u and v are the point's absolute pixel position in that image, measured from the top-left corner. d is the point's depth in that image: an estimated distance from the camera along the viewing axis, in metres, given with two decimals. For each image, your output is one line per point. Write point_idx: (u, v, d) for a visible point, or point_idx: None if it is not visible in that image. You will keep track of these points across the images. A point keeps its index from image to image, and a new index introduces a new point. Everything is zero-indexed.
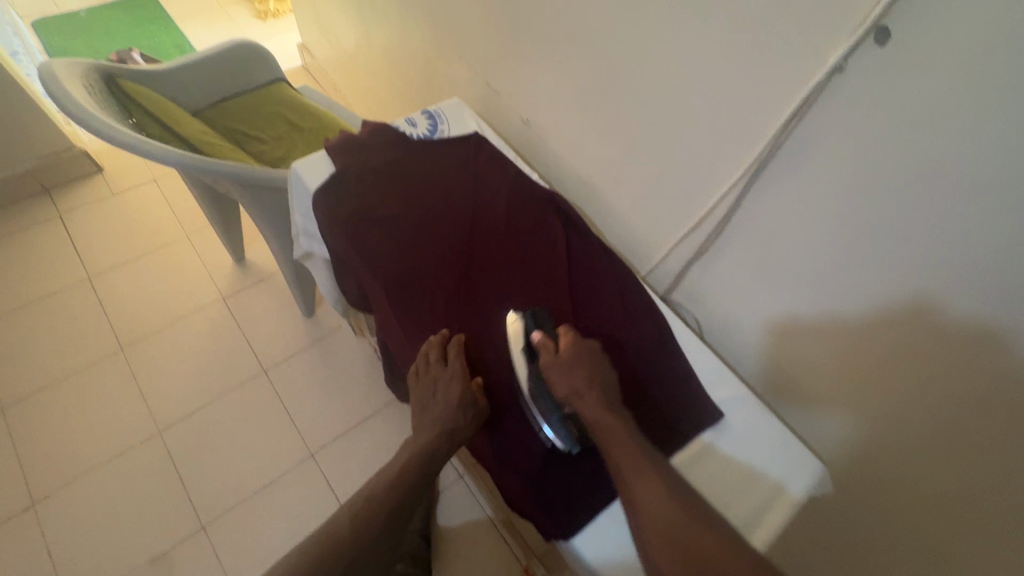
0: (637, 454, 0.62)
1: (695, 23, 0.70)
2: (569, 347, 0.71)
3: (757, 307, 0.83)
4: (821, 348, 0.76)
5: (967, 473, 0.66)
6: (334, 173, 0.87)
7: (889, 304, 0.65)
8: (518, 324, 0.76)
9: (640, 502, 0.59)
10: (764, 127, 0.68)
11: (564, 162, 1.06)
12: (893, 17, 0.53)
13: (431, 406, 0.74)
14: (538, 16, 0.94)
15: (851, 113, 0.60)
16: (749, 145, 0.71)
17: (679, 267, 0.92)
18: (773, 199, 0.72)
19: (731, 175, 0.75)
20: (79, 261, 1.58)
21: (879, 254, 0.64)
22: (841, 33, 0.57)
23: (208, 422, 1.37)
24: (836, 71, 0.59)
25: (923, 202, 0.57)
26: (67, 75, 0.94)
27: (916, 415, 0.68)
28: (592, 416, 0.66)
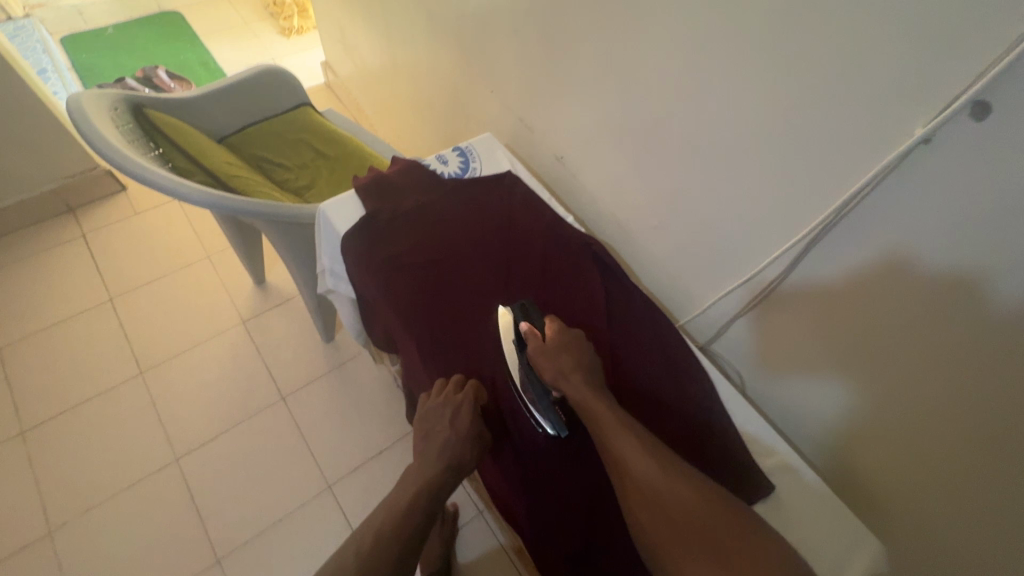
0: (613, 422, 0.61)
1: (748, 75, 0.67)
2: (555, 334, 0.72)
3: (798, 354, 0.80)
4: (839, 368, 0.74)
5: (994, 492, 0.62)
6: (364, 215, 0.85)
7: (864, 264, 0.65)
8: (508, 317, 0.76)
9: (620, 463, 0.58)
10: (833, 188, 0.64)
11: (597, 200, 1.03)
12: (995, 92, 0.48)
13: (436, 434, 0.68)
14: (576, 54, 0.91)
15: (930, 180, 0.55)
16: (815, 205, 0.67)
17: (722, 318, 0.89)
18: (832, 257, 0.69)
19: (798, 228, 0.71)
20: (101, 282, 1.58)
21: (899, 253, 0.61)
22: (933, 106, 0.53)
23: (225, 450, 1.35)
24: (921, 143, 0.55)
25: (923, 170, 0.56)
26: (96, 109, 0.93)
27: (934, 426, 0.65)
28: (576, 396, 0.65)
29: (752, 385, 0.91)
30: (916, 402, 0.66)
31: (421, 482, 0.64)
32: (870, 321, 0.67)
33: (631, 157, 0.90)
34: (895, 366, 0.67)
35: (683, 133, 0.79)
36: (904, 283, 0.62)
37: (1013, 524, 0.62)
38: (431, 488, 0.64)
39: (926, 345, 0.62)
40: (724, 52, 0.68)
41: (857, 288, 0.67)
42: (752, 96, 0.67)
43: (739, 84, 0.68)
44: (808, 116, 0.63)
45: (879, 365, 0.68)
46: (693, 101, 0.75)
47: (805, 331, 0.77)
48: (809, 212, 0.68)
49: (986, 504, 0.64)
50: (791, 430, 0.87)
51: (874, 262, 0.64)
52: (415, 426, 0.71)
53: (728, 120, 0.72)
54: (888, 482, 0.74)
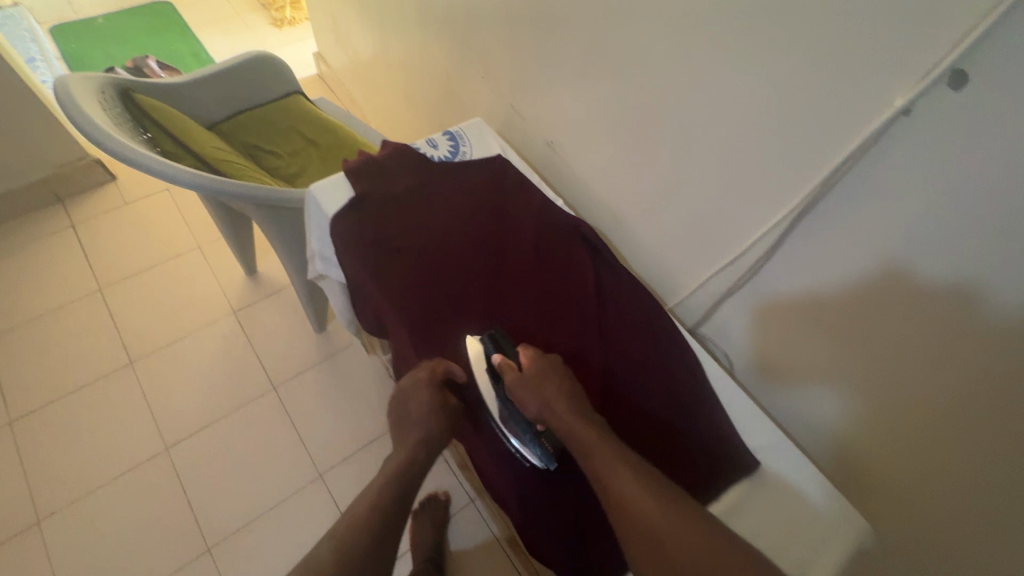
0: (606, 457, 0.60)
1: (736, 55, 0.67)
2: (531, 363, 0.69)
3: (783, 334, 0.80)
4: (836, 364, 0.74)
5: (973, 468, 0.63)
6: (354, 197, 0.84)
7: (860, 276, 0.66)
8: (478, 347, 0.73)
9: (618, 502, 0.57)
10: (816, 165, 0.65)
11: (587, 186, 1.03)
12: (971, 61, 0.49)
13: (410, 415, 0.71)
14: (565, 38, 0.91)
15: (911, 154, 0.56)
16: (799, 183, 0.68)
17: (710, 302, 0.89)
18: (816, 238, 0.69)
19: (782, 208, 0.71)
20: (90, 272, 1.57)
21: (895, 253, 0.62)
22: (911, 76, 0.53)
23: (216, 439, 1.35)
24: (901, 114, 0.55)
25: (912, 147, 0.56)
26: (84, 92, 0.92)
27: (918, 405, 0.66)
28: (564, 427, 0.64)
29: (741, 369, 0.92)
30: (902, 386, 0.67)
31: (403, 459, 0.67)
32: (872, 333, 0.68)
33: (622, 142, 0.90)
34: (889, 366, 0.67)
35: (671, 116, 0.80)
36: (906, 297, 0.62)
37: (992, 499, 0.62)
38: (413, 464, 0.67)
39: (916, 342, 0.63)
40: (709, 32, 0.69)
41: (856, 300, 0.68)
42: (740, 77, 0.68)
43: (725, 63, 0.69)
44: (794, 94, 0.63)
45: (866, 354, 0.70)
46: (681, 83, 0.75)
47: (791, 315, 0.78)
48: (793, 191, 0.69)
49: (966, 480, 0.65)
50: (778, 411, 0.88)
51: (872, 273, 0.65)
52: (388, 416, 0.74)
53: (716, 100, 0.72)
54: (870, 462, 0.75)
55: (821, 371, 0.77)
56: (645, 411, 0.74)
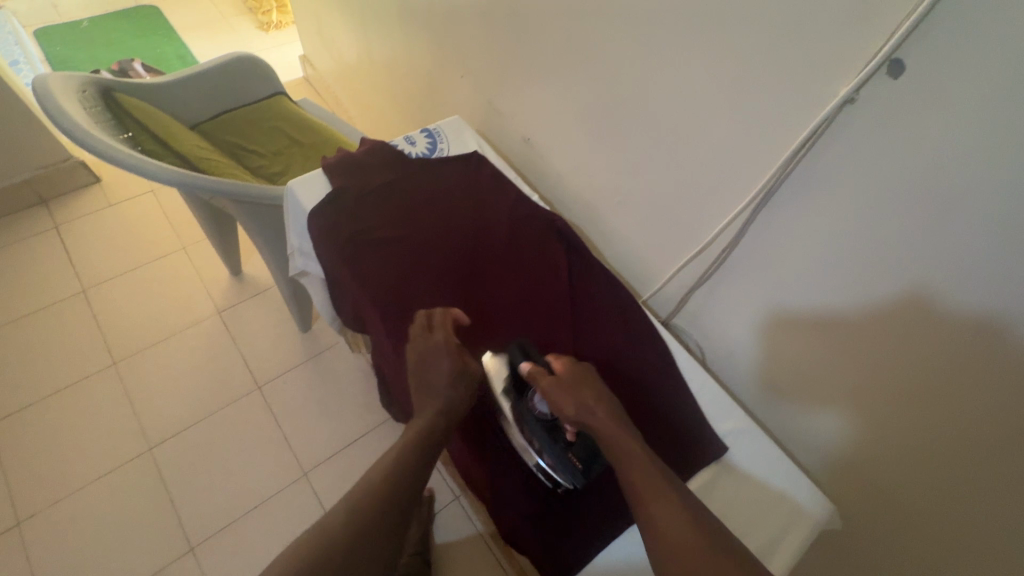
0: (649, 471, 0.57)
1: (701, 51, 0.69)
2: (567, 370, 0.68)
3: (749, 323, 0.82)
4: (839, 393, 0.74)
5: (929, 447, 0.66)
6: (331, 192, 0.85)
7: (880, 300, 0.64)
8: (498, 364, 0.74)
9: (657, 522, 0.54)
10: (774, 155, 0.67)
11: (565, 184, 1.05)
12: (906, 50, 0.52)
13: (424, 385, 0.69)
14: (539, 37, 0.94)
15: (857, 143, 0.59)
16: (758, 175, 0.70)
17: (681, 293, 0.91)
18: (779, 228, 0.71)
19: (744, 200, 0.73)
20: (74, 273, 1.56)
21: (863, 257, 0.63)
22: (855, 65, 0.56)
23: (200, 439, 1.34)
24: (846, 103, 0.58)
25: (862, 139, 0.58)
26: (63, 90, 0.92)
27: (882, 393, 0.68)
28: (603, 431, 0.62)
29: (714, 362, 0.93)
30: (868, 374, 0.69)
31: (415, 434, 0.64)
32: (858, 341, 0.68)
33: (597, 139, 0.93)
34: (864, 363, 0.69)
35: (643, 113, 0.82)
36: (929, 327, 0.60)
37: (954, 477, 0.65)
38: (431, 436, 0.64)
39: (887, 342, 0.65)
40: (671, 28, 0.72)
41: (840, 312, 0.69)
42: (706, 76, 0.70)
43: (691, 61, 0.71)
44: (757, 88, 0.66)
45: (834, 345, 0.71)
46: (652, 81, 0.78)
47: (762, 305, 0.79)
48: (755, 183, 0.71)
49: (929, 464, 0.67)
50: (748, 399, 0.90)
51: (895, 305, 0.62)
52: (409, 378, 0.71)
53: (681, 94, 0.75)
54: (836, 446, 0.77)
55: (796, 369, 0.78)
56: (616, 396, 0.76)
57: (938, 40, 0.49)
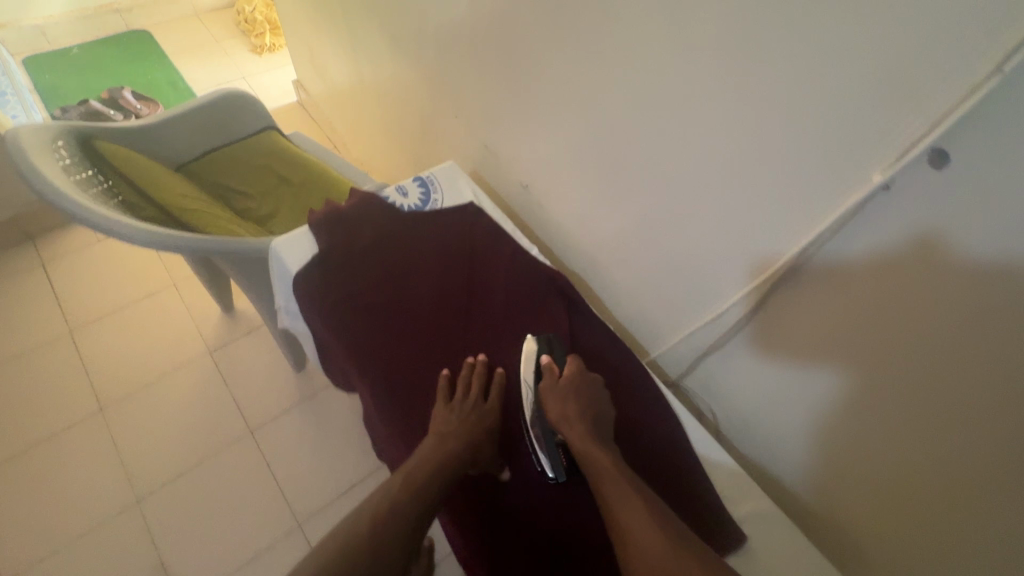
0: (618, 483, 0.58)
1: (706, 107, 0.64)
2: (570, 375, 0.71)
3: (769, 395, 0.77)
4: (833, 357, 0.65)
5: (941, 432, 0.57)
6: (317, 253, 0.80)
7: (885, 248, 0.55)
8: (534, 345, 0.77)
9: (622, 528, 0.54)
10: (800, 231, 0.62)
11: (566, 230, 1.00)
12: (950, 140, 0.46)
13: (451, 414, 0.69)
14: (535, 82, 0.88)
15: (892, 228, 0.53)
16: (781, 247, 0.65)
17: (694, 356, 0.86)
18: (805, 302, 0.65)
19: (766, 270, 0.68)
20: (61, 314, 1.52)
21: (863, 195, 0.54)
22: (889, 151, 0.51)
23: (189, 489, 1.29)
24: (880, 189, 0.53)
25: (896, 222, 0.53)
26: (36, 142, 0.87)
27: (885, 353, 0.59)
28: (578, 444, 0.65)
29: (727, 428, 0.88)
30: (872, 335, 0.59)
31: (431, 465, 0.63)
32: (857, 294, 0.59)
33: (598, 189, 0.87)
34: (871, 323, 0.59)
35: (644, 166, 0.77)
36: (936, 275, 0.51)
37: (986, 570, 0.58)
38: (448, 467, 0.63)
39: (890, 294, 0.56)
40: (681, 85, 0.66)
41: (844, 262, 0.59)
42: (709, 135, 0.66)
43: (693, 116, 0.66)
44: (759, 112, 0.59)
45: (858, 416, 0.65)
46: (651, 135, 0.73)
47: (785, 374, 0.73)
48: (757, 209, 0.65)
49: (946, 458, 0.57)
50: (766, 466, 0.85)
51: (902, 250, 0.53)
52: (433, 419, 0.70)
53: (691, 156, 0.69)
54: (867, 534, 0.70)
55: (823, 447, 0.71)
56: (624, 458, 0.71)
57: (988, 137, 0.44)
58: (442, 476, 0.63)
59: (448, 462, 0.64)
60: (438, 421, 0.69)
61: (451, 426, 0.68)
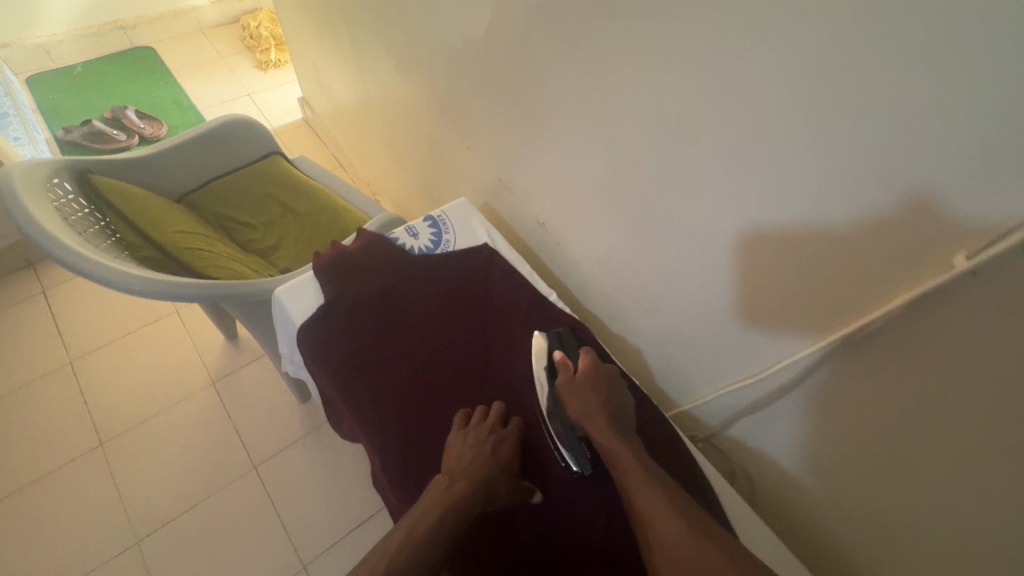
0: (640, 477, 0.58)
1: (737, 160, 0.58)
2: (587, 369, 0.71)
3: (811, 458, 0.71)
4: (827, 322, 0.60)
5: (954, 413, 0.52)
6: (324, 304, 0.76)
7: (873, 211, 0.49)
8: (540, 342, 0.77)
9: (647, 516, 0.54)
10: (861, 305, 0.55)
11: (584, 268, 0.95)
12: None
13: (461, 446, 0.65)
14: (547, 116, 0.83)
15: (978, 317, 0.46)
16: (831, 317, 0.59)
17: (726, 412, 0.81)
18: (861, 374, 0.59)
19: (814, 339, 0.62)
20: (62, 343, 1.48)
21: (842, 164, 0.49)
22: (976, 231, 0.43)
23: (190, 529, 1.24)
24: (965, 275, 0.45)
25: (989, 314, 0.45)
26: (28, 180, 0.82)
27: (889, 327, 0.54)
28: (599, 438, 0.65)
29: (764, 487, 0.82)
30: (872, 311, 0.54)
31: (439, 507, 0.58)
32: (845, 265, 0.54)
33: (617, 230, 0.82)
34: (872, 297, 0.54)
35: (671, 216, 0.71)
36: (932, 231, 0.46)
37: None
38: (456, 510, 0.58)
39: (881, 257, 0.51)
40: (712, 138, 0.59)
41: (828, 231, 0.53)
42: (745, 194, 0.60)
43: (719, 168, 0.61)
44: (765, 136, 0.54)
45: (920, 495, 0.60)
46: (677, 186, 0.68)
47: (833, 444, 0.67)
48: (762, 221, 0.60)
49: (991, 483, 0.52)
50: (805, 528, 0.79)
51: (890, 211, 0.48)
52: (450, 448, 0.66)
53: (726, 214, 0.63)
54: None
55: (873, 515, 0.67)
56: None
57: None
58: (451, 519, 0.57)
59: (455, 505, 0.58)
60: (446, 459, 0.65)
61: (463, 462, 0.63)
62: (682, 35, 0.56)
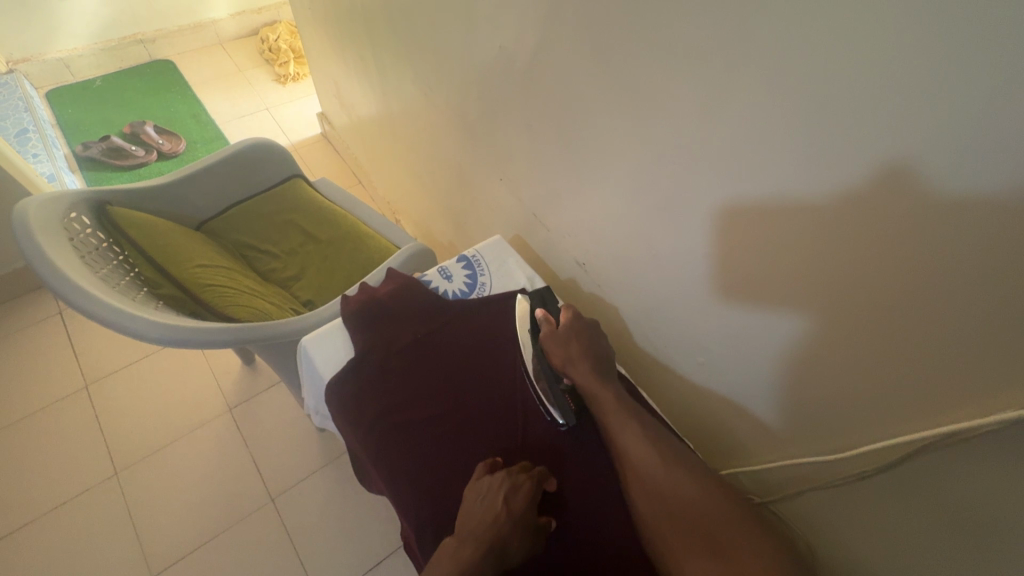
0: (619, 415, 0.66)
1: (797, 213, 0.53)
2: (568, 323, 0.74)
3: (881, 544, 0.63)
4: (828, 315, 0.56)
5: (981, 440, 0.48)
6: (355, 356, 0.73)
7: (856, 189, 0.47)
8: (526, 305, 0.78)
9: (628, 451, 0.64)
10: (953, 396, 0.49)
11: (623, 306, 0.90)
12: None
13: (475, 506, 0.59)
14: (582, 148, 0.78)
15: None
16: (901, 396, 0.53)
17: (785, 477, 0.74)
18: (948, 467, 0.52)
19: (892, 427, 0.55)
20: (78, 366, 1.46)
21: (836, 147, 0.46)
22: None
23: (205, 563, 1.20)
24: None
25: None
26: (45, 219, 0.78)
27: (880, 322, 0.51)
28: (583, 383, 0.69)
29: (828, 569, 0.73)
30: (873, 306, 0.51)
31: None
32: (920, 330, 0.48)
33: (660, 270, 0.77)
34: (891, 306, 0.49)
35: (722, 266, 0.66)
36: (917, 210, 0.43)
37: None
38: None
39: (862, 240, 0.49)
40: (770, 184, 0.54)
41: (802, 201, 0.52)
42: (803, 248, 0.54)
43: (764, 213, 0.56)
44: (806, 180, 0.50)
45: None
46: (729, 234, 0.62)
47: (908, 537, 0.59)
48: (830, 280, 0.54)
49: None
50: None
51: (868, 184, 0.46)
52: (467, 500, 0.61)
53: (786, 267, 0.57)
54: None
55: None
56: None
57: None
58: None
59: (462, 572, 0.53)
60: (462, 521, 0.59)
61: (476, 524, 0.57)
62: (734, 69, 0.51)
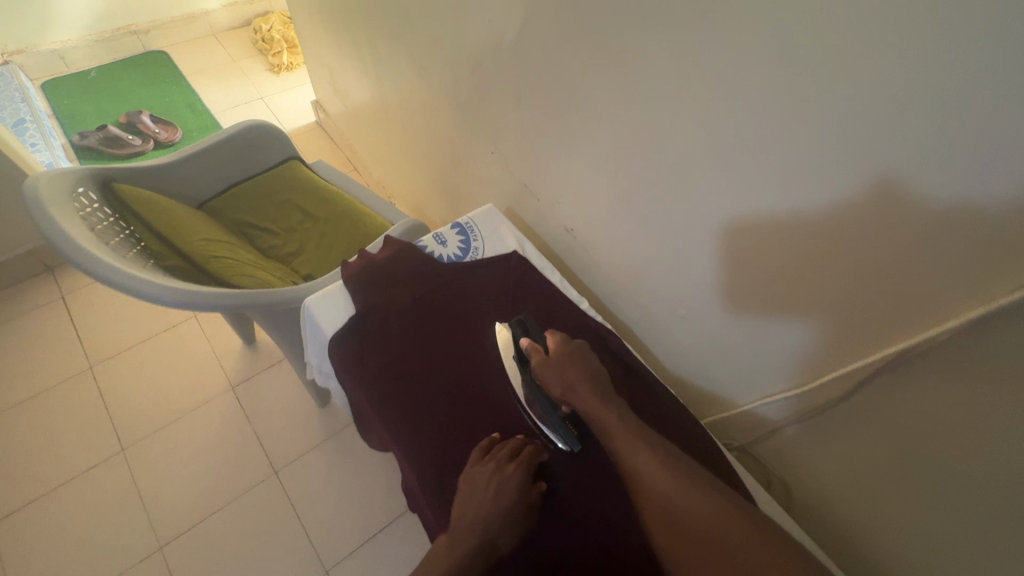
0: (626, 437, 0.57)
1: (761, 168, 0.57)
2: (557, 348, 0.69)
3: (847, 473, 0.69)
4: (813, 300, 0.61)
5: (937, 361, 0.53)
6: (355, 313, 0.78)
7: (849, 197, 0.51)
8: (507, 333, 0.76)
9: (638, 477, 0.55)
10: (903, 328, 0.54)
11: (610, 272, 0.94)
12: None
13: (470, 492, 0.60)
14: (567, 119, 0.82)
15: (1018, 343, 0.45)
16: (857, 333, 0.58)
17: (762, 422, 0.79)
18: (906, 392, 0.57)
19: (850, 360, 0.61)
20: (81, 349, 1.49)
21: (801, 112, 0.50)
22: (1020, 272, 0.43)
23: (212, 533, 1.24)
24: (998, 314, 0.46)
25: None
26: (54, 191, 0.81)
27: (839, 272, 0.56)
28: (585, 407, 0.62)
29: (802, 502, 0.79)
30: (844, 264, 0.55)
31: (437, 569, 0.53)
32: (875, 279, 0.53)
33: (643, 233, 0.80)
34: (851, 251, 0.54)
35: (696, 226, 0.70)
36: (908, 223, 0.48)
37: None
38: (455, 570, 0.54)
39: (852, 241, 0.53)
40: (737, 142, 0.58)
41: (798, 215, 0.56)
42: (765, 202, 0.59)
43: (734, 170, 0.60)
44: (769, 139, 0.54)
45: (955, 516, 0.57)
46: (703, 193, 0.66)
47: (872, 461, 0.65)
48: (790, 229, 0.58)
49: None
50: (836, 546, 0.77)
51: (862, 200, 0.50)
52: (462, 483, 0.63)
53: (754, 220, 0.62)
54: None
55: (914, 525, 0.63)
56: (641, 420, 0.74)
57: None
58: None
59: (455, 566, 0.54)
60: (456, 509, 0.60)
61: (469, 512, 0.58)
62: (703, 34, 0.55)
